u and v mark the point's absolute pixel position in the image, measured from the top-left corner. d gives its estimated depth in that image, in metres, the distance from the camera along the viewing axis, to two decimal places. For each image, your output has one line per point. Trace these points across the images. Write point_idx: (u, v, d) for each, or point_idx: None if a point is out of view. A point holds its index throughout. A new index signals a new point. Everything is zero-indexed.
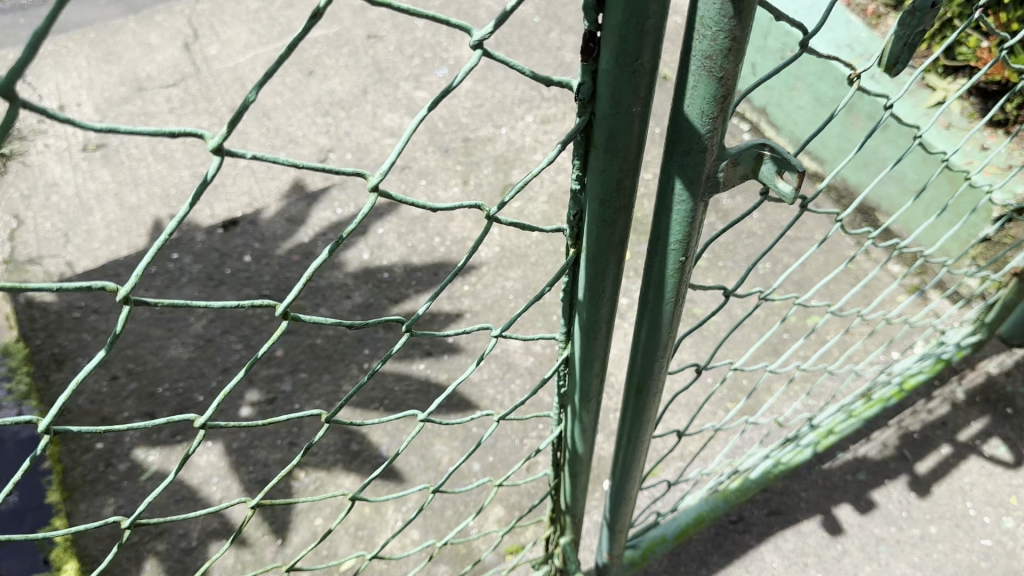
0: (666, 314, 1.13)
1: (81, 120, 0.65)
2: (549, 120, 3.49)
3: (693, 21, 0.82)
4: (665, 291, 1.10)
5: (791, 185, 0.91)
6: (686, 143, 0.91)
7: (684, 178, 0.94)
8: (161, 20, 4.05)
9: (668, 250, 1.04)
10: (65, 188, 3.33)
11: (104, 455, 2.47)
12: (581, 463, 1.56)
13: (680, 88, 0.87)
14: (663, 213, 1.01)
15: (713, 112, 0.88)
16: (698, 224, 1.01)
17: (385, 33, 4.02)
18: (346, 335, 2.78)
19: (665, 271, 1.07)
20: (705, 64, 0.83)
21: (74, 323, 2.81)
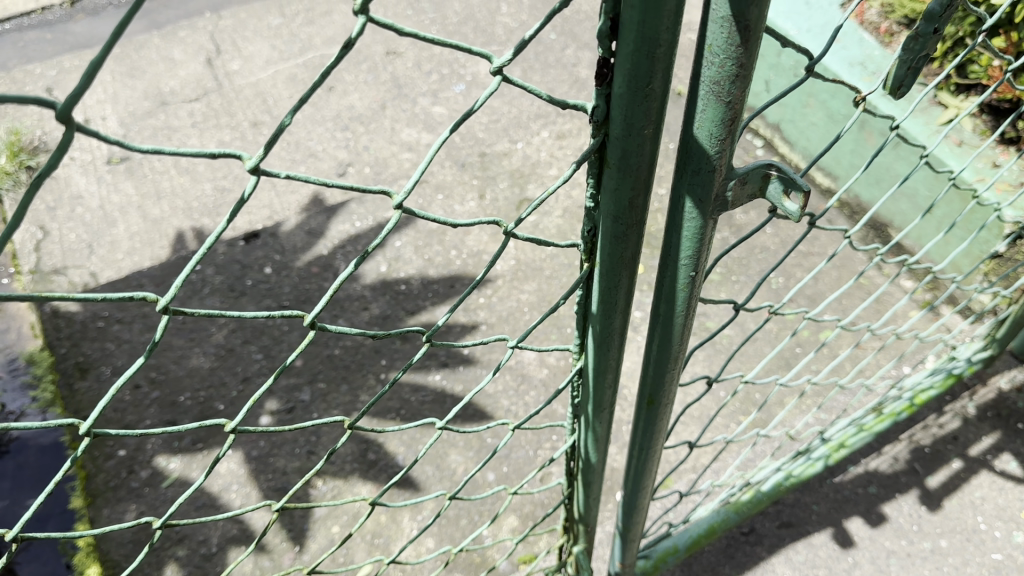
0: (677, 326, 1.16)
1: (130, 143, 0.70)
2: (565, 136, 3.53)
3: (702, 48, 0.86)
4: (676, 305, 1.13)
5: (796, 204, 0.95)
6: (695, 163, 0.95)
7: (694, 196, 0.98)
8: (183, 35, 4.12)
9: (679, 265, 1.08)
10: (90, 200, 3.40)
11: (126, 462, 2.52)
12: (594, 473, 1.58)
13: (689, 112, 0.92)
14: (674, 230, 1.04)
15: (722, 134, 0.92)
16: (708, 241, 1.05)
17: (403, 49, 4.08)
18: (364, 346, 2.82)
19: (676, 285, 1.11)
20: (714, 89, 0.88)
21: (98, 332, 2.86)
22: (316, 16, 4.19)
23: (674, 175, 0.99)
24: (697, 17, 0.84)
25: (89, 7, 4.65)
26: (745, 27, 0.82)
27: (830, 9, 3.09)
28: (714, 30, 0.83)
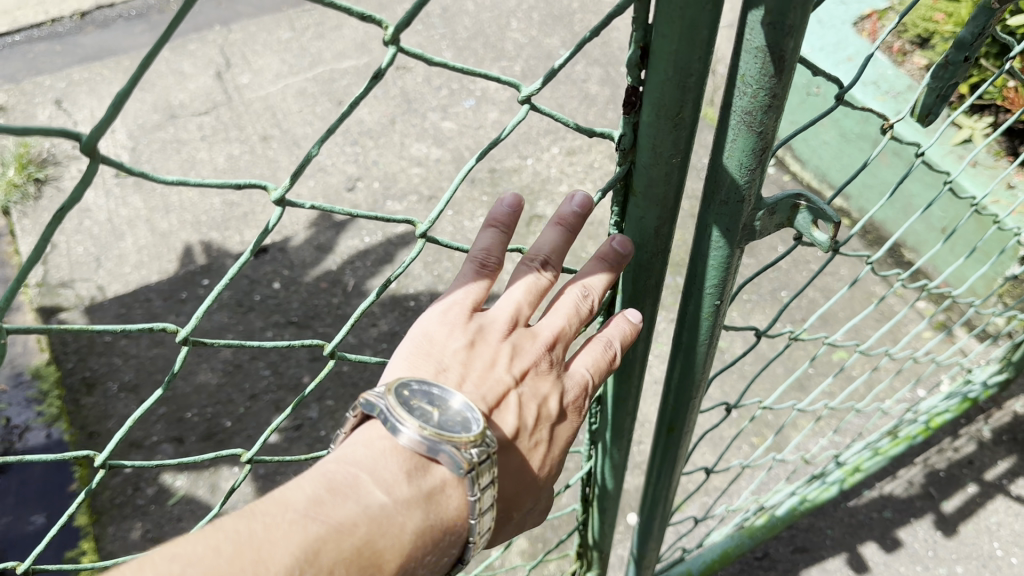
0: (700, 355, 1.14)
1: (158, 176, 0.79)
2: (575, 152, 3.51)
3: (734, 78, 0.84)
4: (699, 333, 1.11)
5: (826, 234, 0.93)
6: (725, 193, 0.93)
7: (722, 225, 0.96)
8: (193, 48, 4.12)
9: (704, 294, 1.06)
10: (97, 213, 3.38)
11: (132, 479, 2.49)
12: (609, 499, 1.56)
13: (720, 142, 0.90)
14: (699, 259, 1.02)
15: (752, 164, 0.90)
16: (735, 270, 1.03)
17: (412, 64, 4.08)
18: (373, 363, 2.80)
19: (700, 313, 1.09)
20: (745, 119, 0.86)
21: (105, 347, 2.83)
22: (326, 30, 4.19)
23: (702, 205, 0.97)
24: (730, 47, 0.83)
25: (99, 19, 4.64)
26: (779, 58, 0.81)
27: (842, 28, 3.08)
28: (748, 60, 0.82)
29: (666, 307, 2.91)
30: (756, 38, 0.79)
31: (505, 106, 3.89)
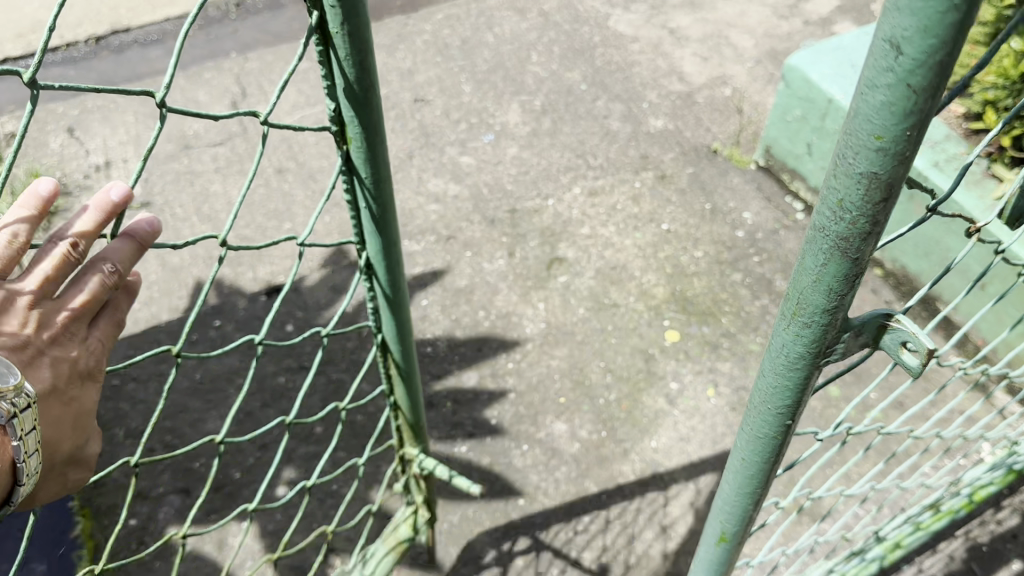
0: (763, 466, 1.07)
1: None
2: (597, 193, 3.42)
3: (831, 200, 0.75)
4: (760, 442, 1.04)
5: (917, 360, 0.86)
6: (809, 315, 0.84)
7: (802, 349, 0.88)
8: (209, 77, 4.06)
9: (775, 411, 0.98)
10: (107, 247, 3.31)
11: (135, 532, 2.40)
12: (403, 364, 1.69)
13: (805, 266, 0.81)
14: (772, 378, 0.94)
15: (843, 290, 0.81)
16: (811, 390, 0.94)
17: (431, 97, 3.96)
18: (387, 413, 2.71)
19: (769, 429, 1.01)
20: (840, 245, 0.77)
21: (112, 391, 2.75)
22: None
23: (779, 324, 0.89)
24: (826, 168, 0.74)
25: (114, 44, 4.58)
26: (886, 186, 0.71)
27: None
28: (849, 185, 0.72)
29: (691, 358, 2.82)
30: (860, 163, 0.70)
31: (525, 141, 3.71)
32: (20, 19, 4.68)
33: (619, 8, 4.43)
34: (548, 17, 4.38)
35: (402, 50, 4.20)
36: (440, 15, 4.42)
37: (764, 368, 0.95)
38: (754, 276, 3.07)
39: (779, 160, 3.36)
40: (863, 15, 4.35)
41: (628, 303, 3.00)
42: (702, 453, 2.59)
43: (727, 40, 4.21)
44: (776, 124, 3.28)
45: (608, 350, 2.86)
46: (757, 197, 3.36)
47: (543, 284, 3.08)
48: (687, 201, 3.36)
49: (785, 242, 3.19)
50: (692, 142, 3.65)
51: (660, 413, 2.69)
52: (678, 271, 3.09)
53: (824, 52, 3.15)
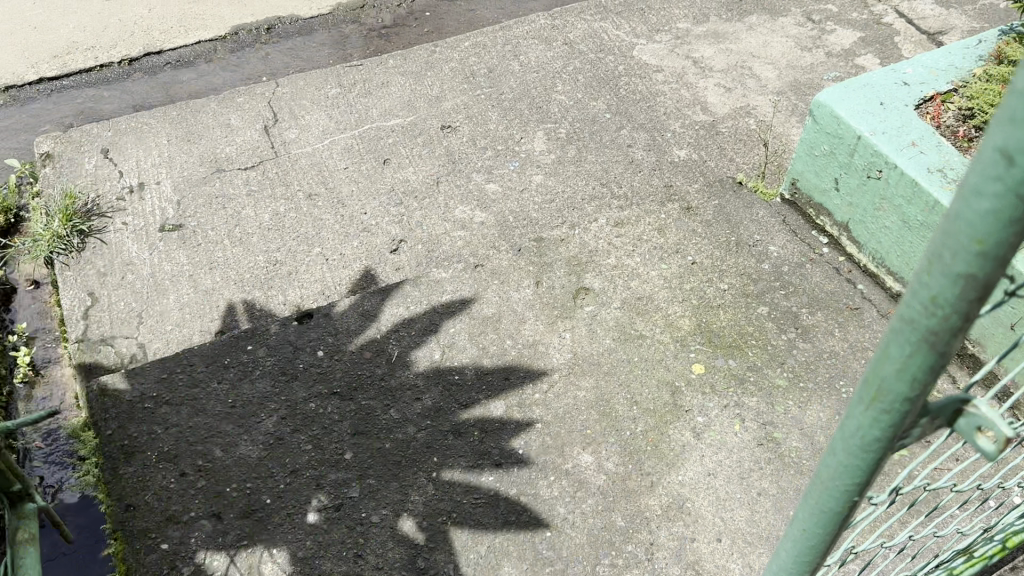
0: (829, 531, 1.14)
1: None
2: (623, 223, 3.45)
3: (926, 297, 0.84)
4: (828, 510, 1.11)
5: (995, 444, 0.96)
6: (892, 397, 0.93)
7: (878, 430, 0.97)
8: (241, 101, 4.14)
9: (842, 488, 1.06)
10: (141, 268, 3.36)
11: (168, 556, 2.47)
12: None
13: (889, 354, 0.91)
14: (844, 458, 1.03)
15: (926, 377, 0.90)
16: (879, 471, 1.03)
17: (459, 124, 4.00)
18: (415, 440, 2.74)
19: (835, 503, 1.09)
20: (929, 337, 0.86)
21: (146, 414, 2.82)
22: (373, 87, 4.21)
23: (856, 408, 0.98)
24: (922, 268, 0.84)
25: (148, 66, 4.68)
26: (981, 289, 0.80)
27: (905, 110, 3.10)
28: (944, 284, 0.82)
29: (718, 392, 2.84)
30: (958, 263, 0.80)
31: (550, 169, 3.74)
32: (55, 41, 4.77)
33: (644, 37, 4.47)
34: (573, 47, 4.42)
35: (430, 77, 4.27)
36: (467, 43, 4.48)
37: (836, 447, 1.04)
38: (780, 309, 3.09)
39: (806, 194, 3.38)
40: (887, 47, 4.38)
41: (654, 335, 3.02)
42: (729, 487, 2.61)
43: (752, 71, 4.23)
44: (803, 158, 3.31)
45: (634, 382, 2.88)
46: (782, 231, 3.39)
47: (569, 314, 3.11)
48: (713, 233, 3.39)
49: (811, 276, 3.21)
50: (717, 173, 3.67)
51: (687, 446, 2.71)
52: (704, 303, 3.12)
53: (852, 89, 3.19)
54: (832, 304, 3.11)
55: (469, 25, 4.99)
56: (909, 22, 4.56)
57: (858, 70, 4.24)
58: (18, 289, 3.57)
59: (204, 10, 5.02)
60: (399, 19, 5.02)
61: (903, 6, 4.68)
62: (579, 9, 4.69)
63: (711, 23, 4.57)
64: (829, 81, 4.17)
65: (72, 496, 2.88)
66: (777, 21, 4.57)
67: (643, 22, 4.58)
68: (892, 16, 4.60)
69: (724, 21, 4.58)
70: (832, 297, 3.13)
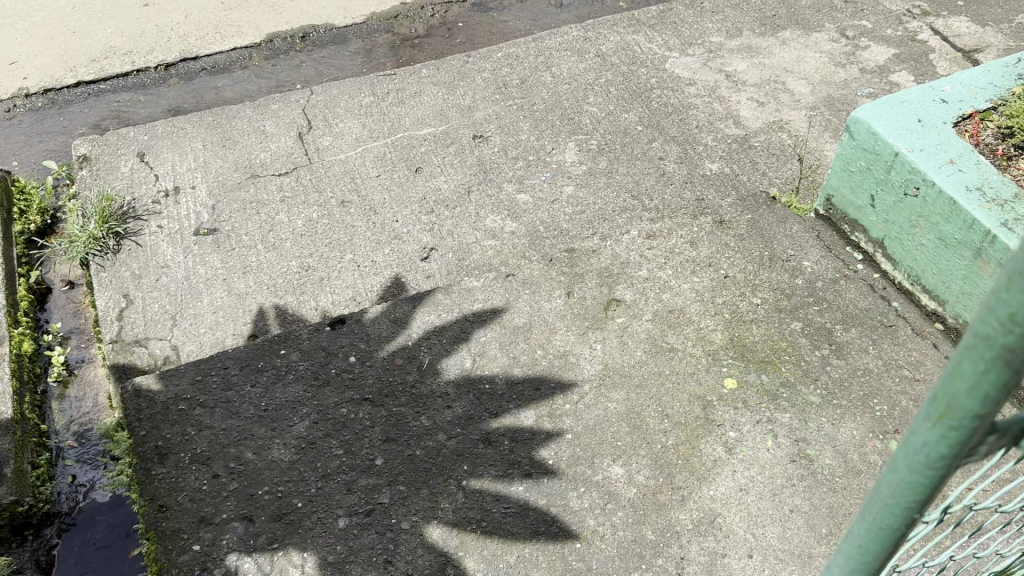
0: (885, 546, 1.14)
1: None
2: (655, 236, 3.45)
3: (1004, 315, 0.82)
4: (885, 525, 1.11)
5: None
6: (960, 417, 0.92)
7: (946, 447, 0.95)
8: (276, 108, 4.18)
9: (904, 505, 1.06)
10: (175, 271, 3.40)
11: (200, 557, 2.50)
12: None
13: (962, 370, 0.89)
14: (907, 474, 1.02)
15: (999, 397, 0.88)
16: (942, 489, 1.02)
17: (491, 133, 4.01)
18: (445, 448, 2.74)
19: (893, 520, 1.09)
20: (1005, 356, 0.84)
21: (179, 416, 2.85)
22: (406, 96, 4.24)
23: (923, 424, 0.97)
24: (1002, 283, 0.82)
25: (183, 72, 4.75)
26: None
27: (943, 128, 3.08)
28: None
29: (750, 407, 2.82)
30: None
31: (581, 180, 3.74)
32: (93, 45, 4.84)
33: (676, 50, 4.47)
34: (605, 59, 4.43)
35: (463, 87, 4.29)
36: (500, 54, 4.50)
37: (899, 463, 1.03)
38: (814, 326, 3.07)
39: (841, 210, 3.36)
40: (921, 64, 4.35)
41: (685, 348, 3.01)
42: (761, 504, 2.59)
43: (784, 86, 4.22)
44: (839, 174, 3.29)
45: (665, 396, 2.87)
46: (816, 246, 3.37)
47: (600, 325, 3.11)
48: (746, 247, 3.38)
49: (845, 292, 3.19)
50: (750, 187, 3.66)
51: (718, 461, 2.69)
52: (736, 317, 3.10)
53: (890, 106, 3.17)
54: (866, 320, 3.09)
55: (500, 37, 5.01)
56: (944, 40, 4.53)
57: (892, 86, 4.21)
58: (52, 289, 3.62)
59: (239, 17, 5.08)
60: (432, 29, 5.06)
61: (937, 23, 4.65)
62: (612, 22, 4.70)
63: (744, 37, 4.56)
64: (862, 97, 4.14)
65: (104, 496, 2.91)
66: (810, 37, 4.55)
67: (675, 36, 4.58)
68: (927, 33, 4.58)
69: (757, 36, 4.57)
70: (866, 314, 3.11)
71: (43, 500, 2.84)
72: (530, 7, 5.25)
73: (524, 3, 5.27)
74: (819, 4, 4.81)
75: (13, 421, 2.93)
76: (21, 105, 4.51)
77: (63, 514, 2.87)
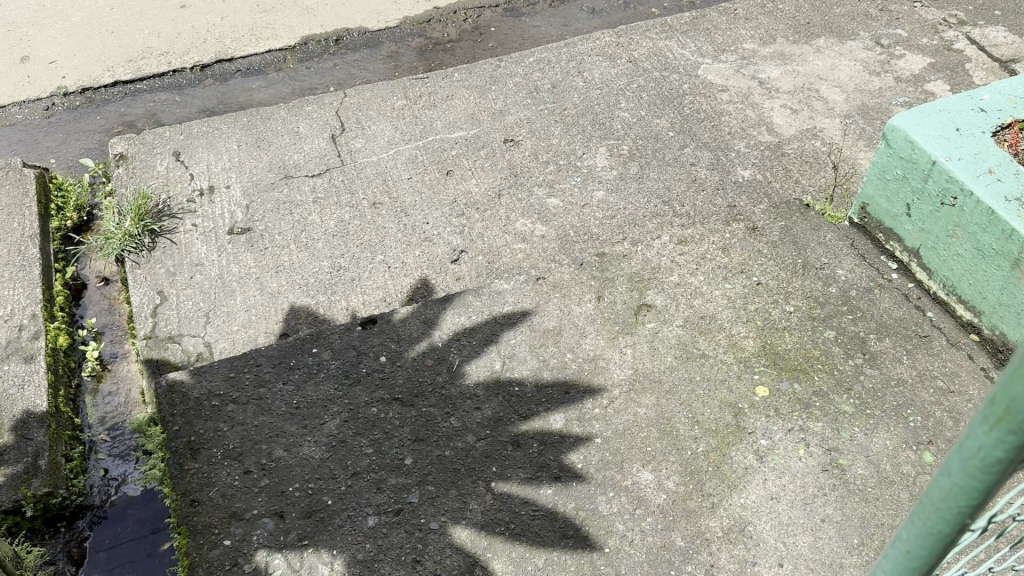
0: (937, 548, 1.13)
1: None
2: (686, 242, 3.43)
3: None
4: (937, 528, 1.10)
5: None
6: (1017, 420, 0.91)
7: (1002, 451, 0.94)
8: (310, 110, 4.22)
9: (956, 510, 1.05)
10: (209, 269, 3.43)
11: (230, 552, 2.52)
12: None
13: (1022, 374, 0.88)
14: (960, 478, 1.02)
15: None
16: (996, 495, 1.01)
17: (522, 137, 4.02)
18: (474, 450, 2.75)
19: (945, 525, 1.08)
20: None
21: (212, 412, 2.88)
22: (438, 99, 4.26)
23: (979, 427, 0.97)
24: None
25: (218, 73, 4.80)
26: None
27: (981, 137, 3.04)
28: None
29: (782, 415, 2.79)
30: None
31: (612, 185, 3.74)
32: (131, 45, 4.91)
33: (709, 57, 4.46)
34: (637, 65, 4.43)
35: (494, 92, 4.31)
36: (532, 58, 4.51)
37: (952, 467, 1.03)
38: (847, 334, 3.04)
39: (876, 219, 3.33)
40: (957, 74, 4.30)
41: (716, 355, 2.99)
42: (793, 513, 2.56)
43: (818, 94, 4.20)
44: (874, 182, 3.27)
45: (695, 402, 2.86)
46: (850, 254, 3.34)
47: (631, 330, 3.10)
48: (779, 255, 3.36)
49: (879, 301, 3.16)
50: (783, 195, 3.63)
51: (749, 469, 2.67)
52: (769, 325, 3.08)
53: (927, 114, 3.14)
54: (900, 330, 3.05)
55: (532, 42, 5.03)
56: (980, 49, 4.48)
57: (927, 96, 4.17)
58: (87, 284, 3.67)
59: (274, 19, 5.14)
60: (463, 34, 5.09)
61: (973, 32, 4.60)
62: (644, 27, 4.70)
63: (777, 45, 4.54)
64: (897, 106, 4.11)
65: (135, 490, 2.94)
66: (844, 45, 4.52)
67: (708, 42, 4.57)
68: (963, 43, 4.53)
69: (791, 43, 4.55)
70: (901, 323, 3.08)
71: (76, 493, 2.88)
72: (561, 12, 5.26)
73: (556, 9, 5.29)
74: (853, 12, 4.77)
75: (48, 414, 2.97)
76: (59, 103, 4.59)
77: (95, 507, 2.91)
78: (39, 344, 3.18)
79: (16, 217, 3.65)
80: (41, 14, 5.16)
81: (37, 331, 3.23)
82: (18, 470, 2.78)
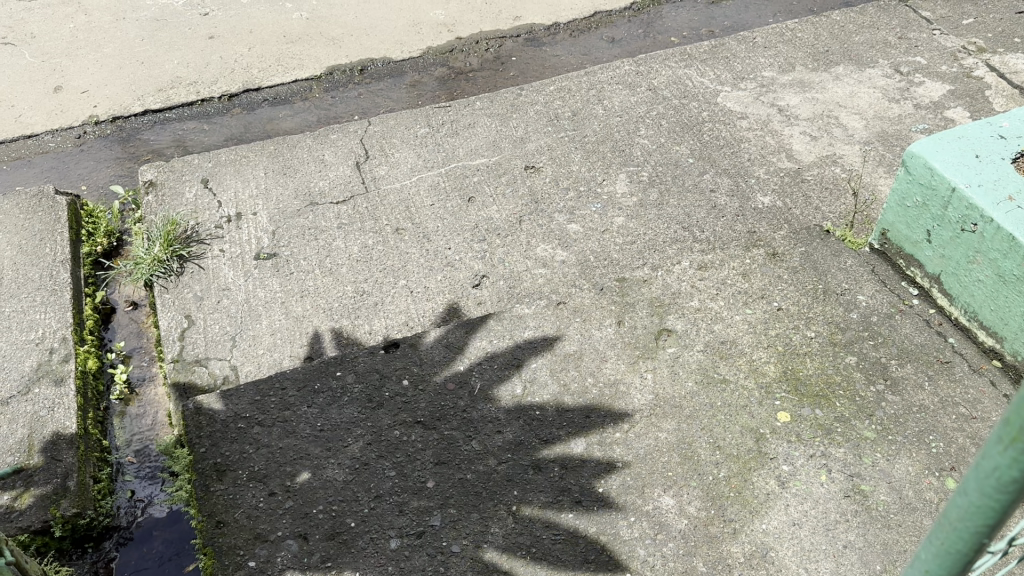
0: (951, 567, 1.14)
1: None
2: (706, 267, 3.46)
3: None
4: (952, 546, 1.11)
5: None
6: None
7: (1019, 470, 0.96)
8: (335, 138, 4.30)
9: (972, 530, 1.07)
10: (235, 293, 3.50)
11: (255, 573, 2.55)
12: None
13: None
14: (976, 497, 1.04)
15: None
16: (1011, 516, 1.02)
17: (542, 164, 4.07)
18: (496, 474, 2.77)
19: (963, 544, 1.10)
20: None
21: (238, 434, 2.93)
22: (460, 127, 4.33)
23: (995, 447, 0.98)
24: None
25: (245, 103, 4.92)
26: None
27: (1001, 164, 3.04)
28: None
29: (804, 441, 2.80)
30: None
31: (632, 211, 3.77)
32: (161, 75, 5.04)
33: (728, 84, 4.50)
34: (656, 93, 4.48)
35: (516, 119, 4.37)
36: (552, 87, 4.57)
37: (970, 486, 1.04)
38: (869, 360, 3.04)
39: (896, 245, 3.34)
40: (977, 101, 4.31)
41: (737, 379, 3.01)
42: (815, 539, 2.56)
43: (838, 121, 4.22)
44: (894, 209, 3.28)
45: (716, 427, 2.86)
46: (871, 280, 3.35)
47: (651, 355, 3.12)
48: (799, 280, 3.38)
49: (901, 327, 3.16)
50: (803, 221, 3.65)
51: (771, 495, 2.67)
52: (790, 350, 3.09)
53: (946, 141, 3.15)
54: (922, 356, 3.05)
55: (553, 71, 5.11)
56: (1000, 76, 4.49)
57: (947, 123, 4.18)
58: (116, 309, 3.74)
59: (300, 50, 5.24)
60: (485, 63, 5.19)
61: (993, 60, 4.61)
62: (663, 56, 4.75)
63: (797, 72, 4.58)
64: (917, 132, 4.12)
65: (161, 511, 2.98)
66: (863, 72, 4.55)
67: (727, 70, 4.61)
68: (983, 70, 4.54)
69: (810, 71, 4.58)
70: (922, 349, 3.08)
71: (103, 514, 2.92)
72: (581, 42, 5.34)
73: (576, 38, 5.37)
74: (872, 40, 4.80)
75: (77, 435, 3.03)
76: (90, 132, 4.72)
77: (122, 528, 2.94)
78: (68, 367, 3.26)
79: (49, 243, 3.75)
80: (74, 45, 5.30)
81: (67, 354, 3.30)
82: (47, 491, 2.84)
